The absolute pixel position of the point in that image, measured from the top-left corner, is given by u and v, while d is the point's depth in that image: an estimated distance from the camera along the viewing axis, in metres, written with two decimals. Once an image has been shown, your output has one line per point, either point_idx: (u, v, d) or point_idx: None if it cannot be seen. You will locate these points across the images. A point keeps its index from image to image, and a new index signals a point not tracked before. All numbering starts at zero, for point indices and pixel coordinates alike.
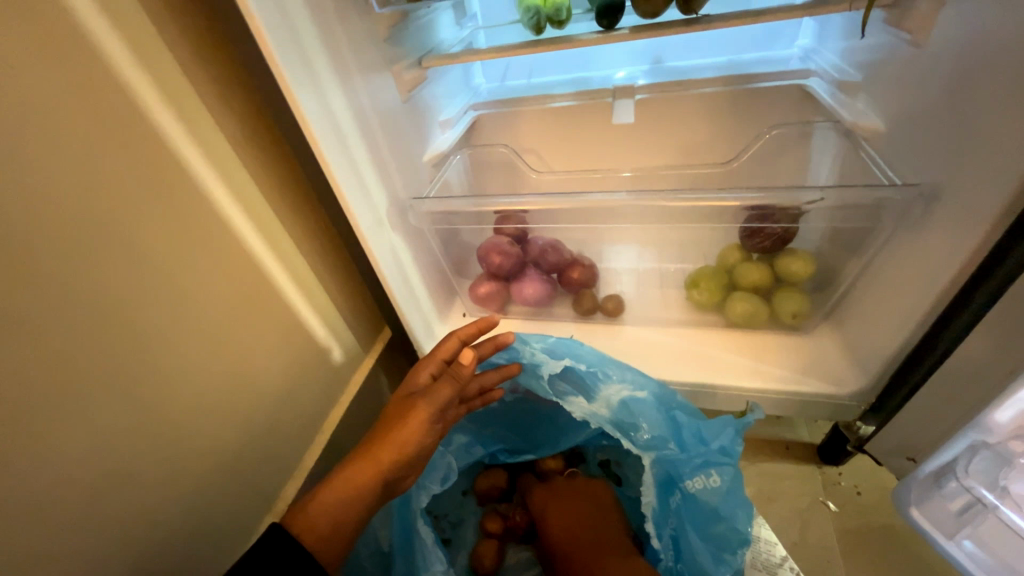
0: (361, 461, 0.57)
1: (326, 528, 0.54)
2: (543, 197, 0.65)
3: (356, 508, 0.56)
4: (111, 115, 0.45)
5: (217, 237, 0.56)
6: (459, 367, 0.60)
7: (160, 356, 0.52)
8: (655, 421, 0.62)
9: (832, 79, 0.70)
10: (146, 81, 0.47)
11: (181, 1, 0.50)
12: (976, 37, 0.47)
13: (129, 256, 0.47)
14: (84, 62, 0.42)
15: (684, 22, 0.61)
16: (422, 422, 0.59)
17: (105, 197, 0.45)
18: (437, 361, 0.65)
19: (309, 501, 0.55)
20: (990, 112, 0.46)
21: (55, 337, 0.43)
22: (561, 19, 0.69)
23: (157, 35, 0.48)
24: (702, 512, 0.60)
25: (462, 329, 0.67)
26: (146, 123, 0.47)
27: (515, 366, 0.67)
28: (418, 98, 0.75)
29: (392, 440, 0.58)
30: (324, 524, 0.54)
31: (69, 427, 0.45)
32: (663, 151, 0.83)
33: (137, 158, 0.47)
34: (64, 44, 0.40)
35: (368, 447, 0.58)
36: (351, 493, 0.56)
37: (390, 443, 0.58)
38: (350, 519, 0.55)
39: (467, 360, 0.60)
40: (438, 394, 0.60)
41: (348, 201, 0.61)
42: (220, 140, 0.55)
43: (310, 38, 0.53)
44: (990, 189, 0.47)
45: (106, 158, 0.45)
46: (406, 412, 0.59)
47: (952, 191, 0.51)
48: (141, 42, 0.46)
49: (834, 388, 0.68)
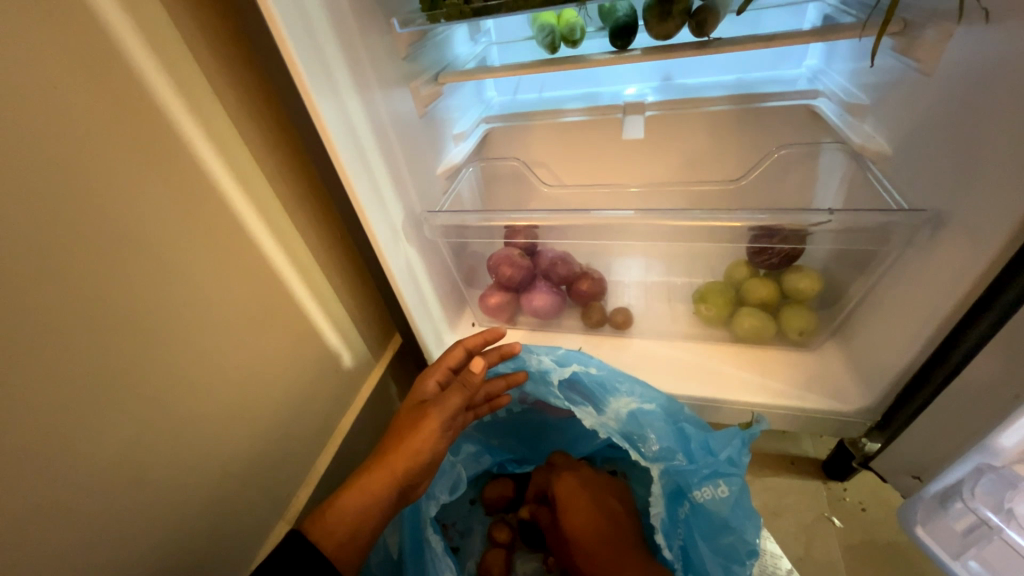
0: (375, 469, 0.58)
1: (345, 533, 0.55)
2: (555, 212, 0.66)
3: (372, 514, 0.57)
4: (144, 131, 0.47)
5: (237, 248, 0.58)
6: (469, 375, 0.62)
7: (180, 363, 0.53)
8: (663, 433, 0.63)
9: (839, 101, 0.71)
10: (176, 98, 0.49)
11: (210, 23, 0.52)
12: (981, 67, 0.48)
13: (157, 265, 0.50)
14: (118, 83, 0.44)
15: (695, 46, 0.62)
16: (433, 429, 0.60)
17: (134, 211, 0.47)
18: (444, 370, 0.67)
19: (327, 508, 0.56)
20: (994, 140, 0.48)
21: (81, 345, 0.44)
22: (575, 38, 0.70)
23: (188, 56, 0.50)
24: (710, 522, 0.61)
25: (467, 339, 0.69)
26: (176, 138, 0.50)
27: (521, 374, 0.68)
28: (434, 113, 0.77)
29: (405, 449, 0.59)
30: (343, 530, 0.55)
31: (92, 432, 0.46)
32: (673, 168, 0.84)
33: (165, 172, 0.49)
34: (103, 65, 0.43)
35: (381, 455, 0.59)
36: (367, 501, 0.57)
37: (403, 451, 0.59)
38: (366, 526, 0.56)
39: (479, 368, 0.61)
40: (448, 402, 0.61)
41: (367, 215, 0.63)
42: (242, 155, 0.57)
43: (333, 58, 0.55)
44: (996, 215, 0.48)
45: (138, 172, 0.47)
46: (419, 420, 0.61)
47: (959, 215, 0.52)
48: (170, 62, 0.48)
49: (840, 404, 0.69)
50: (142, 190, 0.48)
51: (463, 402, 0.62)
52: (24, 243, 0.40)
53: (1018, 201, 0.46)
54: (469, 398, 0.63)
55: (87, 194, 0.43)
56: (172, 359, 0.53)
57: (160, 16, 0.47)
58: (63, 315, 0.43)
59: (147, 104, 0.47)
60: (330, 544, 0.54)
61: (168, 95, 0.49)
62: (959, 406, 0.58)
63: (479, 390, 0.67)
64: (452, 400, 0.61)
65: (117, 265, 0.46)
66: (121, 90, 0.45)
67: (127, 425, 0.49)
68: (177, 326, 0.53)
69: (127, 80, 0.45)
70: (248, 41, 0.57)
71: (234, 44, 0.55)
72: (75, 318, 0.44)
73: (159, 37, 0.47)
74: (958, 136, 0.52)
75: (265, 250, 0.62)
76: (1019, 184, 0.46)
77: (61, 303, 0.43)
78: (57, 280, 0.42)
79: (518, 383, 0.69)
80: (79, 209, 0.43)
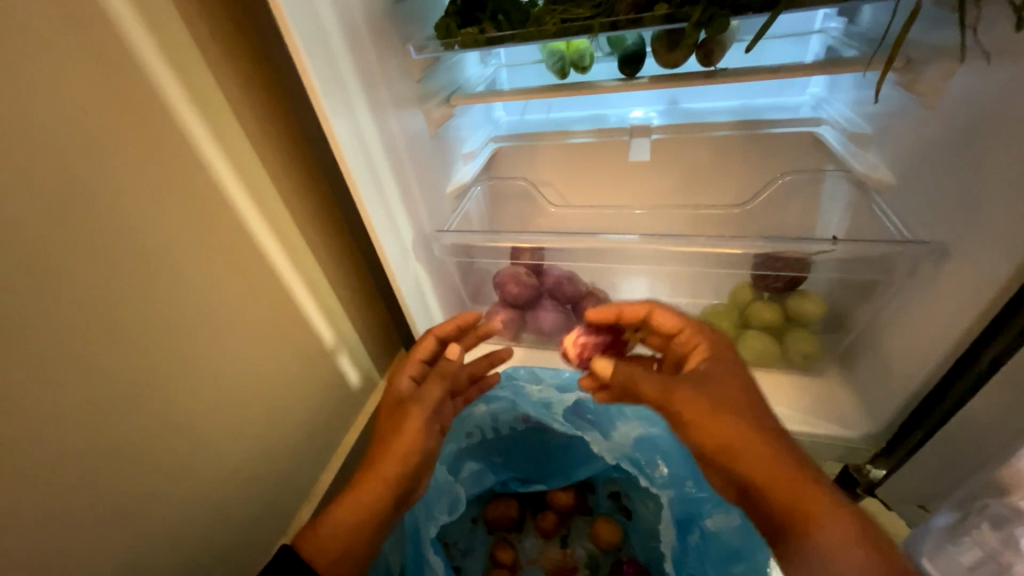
0: (365, 484, 0.57)
1: (338, 549, 0.55)
2: (560, 234, 0.68)
3: (366, 525, 0.56)
4: (163, 156, 0.49)
5: (247, 265, 0.59)
6: (445, 364, 0.62)
7: (185, 380, 0.54)
8: (672, 460, 0.64)
9: (842, 129, 0.73)
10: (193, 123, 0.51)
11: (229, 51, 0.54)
12: (986, 104, 0.49)
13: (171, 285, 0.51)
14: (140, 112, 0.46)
15: (703, 77, 0.63)
16: (415, 427, 0.59)
17: (150, 232, 0.48)
18: (417, 363, 0.67)
19: (319, 522, 0.55)
20: (997, 175, 0.49)
21: (88, 363, 0.45)
22: (584, 64, 0.72)
23: (207, 84, 0.52)
24: (720, 553, 0.59)
25: (438, 327, 0.68)
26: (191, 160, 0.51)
27: (502, 349, 0.66)
28: (444, 133, 0.78)
29: (391, 453, 0.58)
30: (336, 546, 0.55)
31: (95, 448, 0.47)
32: (678, 191, 0.85)
33: (181, 195, 0.51)
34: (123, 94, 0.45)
35: (369, 464, 0.58)
36: (359, 512, 0.56)
37: (390, 457, 0.58)
38: (362, 538, 0.56)
39: (455, 355, 0.63)
40: (427, 396, 0.61)
41: (376, 232, 0.64)
42: (255, 176, 0.58)
43: (348, 82, 0.56)
44: (994, 252, 0.50)
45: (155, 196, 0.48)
46: (400, 420, 0.60)
47: (960, 249, 0.54)
48: (184, 88, 0.49)
49: (845, 430, 0.69)
50: (155, 212, 0.49)
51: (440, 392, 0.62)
52: (36, 265, 0.41)
53: (1016, 243, 0.48)
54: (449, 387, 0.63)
55: (100, 216, 0.44)
56: (179, 375, 0.53)
57: (182, 43, 0.49)
58: (72, 335, 0.44)
59: (162, 129, 0.48)
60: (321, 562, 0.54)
61: (184, 120, 0.50)
62: (976, 430, 0.58)
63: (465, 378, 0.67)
64: (431, 392, 0.61)
65: (128, 284, 0.47)
66: (137, 117, 0.46)
67: (129, 441, 0.49)
68: (185, 343, 0.53)
69: (143, 108, 0.46)
70: (262, 64, 0.58)
71: (248, 69, 0.56)
72: (83, 336, 0.44)
73: (180, 67, 0.49)
74: (961, 170, 0.53)
75: (275, 268, 0.63)
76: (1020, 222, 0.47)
77: (71, 323, 0.44)
78: (67, 300, 0.43)
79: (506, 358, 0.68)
80: (92, 231, 0.44)
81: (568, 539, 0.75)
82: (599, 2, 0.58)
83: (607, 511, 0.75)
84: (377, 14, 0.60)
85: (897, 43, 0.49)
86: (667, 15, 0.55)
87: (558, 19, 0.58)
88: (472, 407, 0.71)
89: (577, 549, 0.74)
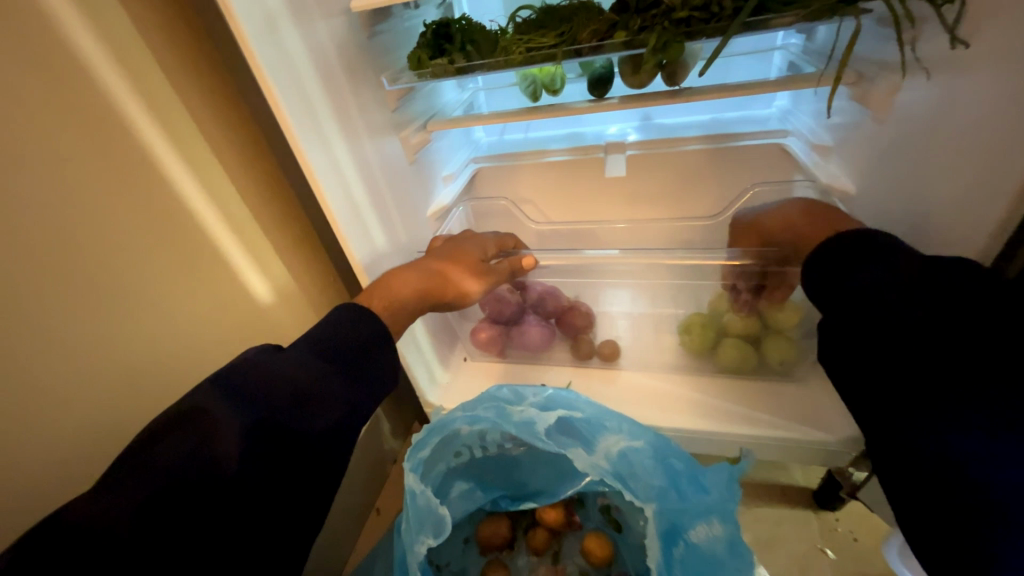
0: (371, 301, 0.59)
1: (382, 306, 0.59)
2: (553, 253, 0.71)
3: (406, 310, 0.61)
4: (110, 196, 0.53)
5: (222, 289, 0.66)
6: (497, 271, 0.69)
7: (163, 396, 0.60)
8: (653, 472, 0.63)
9: (807, 141, 0.75)
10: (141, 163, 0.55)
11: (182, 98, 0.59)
12: (941, 111, 0.53)
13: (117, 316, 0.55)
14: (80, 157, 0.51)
15: (668, 96, 0.66)
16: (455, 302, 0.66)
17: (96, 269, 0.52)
18: (468, 237, 0.71)
19: (371, 291, 0.60)
20: (948, 177, 0.55)
21: (74, 380, 0.52)
22: (556, 87, 0.74)
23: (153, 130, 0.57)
24: (707, 563, 0.60)
25: (496, 239, 0.72)
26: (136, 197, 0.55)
27: (530, 260, 0.70)
28: (423, 157, 0.80)
29: (432, 296, 0.63)
30: (379, 304, 0.59)
31: (82, 455, 0.54)
32: (654, 205, 0.88)
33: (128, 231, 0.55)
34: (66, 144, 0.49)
35: (414, 264, 0.63)
36: (397, 311, 0.60)
37: (402, 281, 0.61)
38: (397, 325, 0.59)
39: (522, 263, 0.70)
40: (472, 288, 0.66)
41: (355, 255, 0.65)
42: (232, 208, 0.66)
43: (322, 114, 0.58)
44: (977, 211, 0.55)
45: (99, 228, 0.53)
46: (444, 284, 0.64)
47: (937, 219, 0.57)
48: (162, 134, 0.58)
49: (825, 435, 0.69)
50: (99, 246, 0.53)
51: (476, 257, 0.68)
52: (23, 299, 0.48)
53: (999, 187, 0.52)
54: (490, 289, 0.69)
55: (82, 253, 0.52)
56: (159, 391, 0.60)
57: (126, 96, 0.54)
58: (61, 356, 0.51)
59: (142, 173, 0.57)
60: (349, 397, 0.49)
61: (161, 163, 0.58)
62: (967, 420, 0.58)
63: (493, 257, 0.71)
64: (474, 286, 0.66)
65: (107, 311, 0.54)
66: (114, 163, 0.54)
67: (111, 449, 0.56)
68: (159, 364, 0.60)
69: (122, 156, 0.55)
70: (240, 111, 0.66)
71: (223, 113, 0.64)
72: (69, 358, 0.52)
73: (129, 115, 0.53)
74: (931, 169, 0.55)
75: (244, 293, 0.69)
76: (1004, 168, 0.51)
77: (58, 347, 0.51)
78: (52, 327, 0.50)
79: (529, 269, 0.71)
80: (75, 267, 0.52)
81: (560, 556, 0.75)
82: (563, 31, 0.61)
83: (597, 525, 0.75)
84: (350, 49, 0.62)
85: (846, 58, 0.51)
86: (626, 42, 0.57)
87: (524, 48, 0.61)
88: (452, 422, 0.68)
89: (569, 565, 0.74)
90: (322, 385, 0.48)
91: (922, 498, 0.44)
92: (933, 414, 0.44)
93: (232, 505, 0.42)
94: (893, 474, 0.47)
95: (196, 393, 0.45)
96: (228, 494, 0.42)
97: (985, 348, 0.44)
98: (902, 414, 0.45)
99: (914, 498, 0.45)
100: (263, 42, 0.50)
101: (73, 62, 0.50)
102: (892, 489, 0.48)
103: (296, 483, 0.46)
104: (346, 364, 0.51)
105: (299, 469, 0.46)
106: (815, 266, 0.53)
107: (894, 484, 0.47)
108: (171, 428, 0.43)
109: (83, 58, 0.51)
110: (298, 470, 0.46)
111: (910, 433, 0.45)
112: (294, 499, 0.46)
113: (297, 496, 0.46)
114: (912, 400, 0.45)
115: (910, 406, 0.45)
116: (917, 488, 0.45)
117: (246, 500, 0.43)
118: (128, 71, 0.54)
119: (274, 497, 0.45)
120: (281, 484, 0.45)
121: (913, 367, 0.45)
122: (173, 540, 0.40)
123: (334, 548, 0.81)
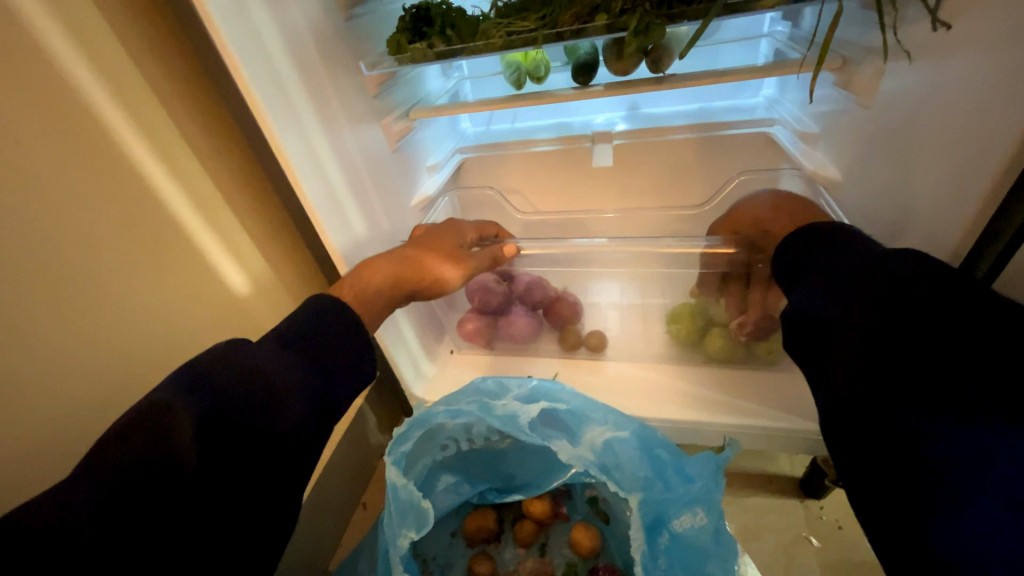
0: (343, 291, 0.59)
1: (352, 294, 0.58)
2: (539, 242, 0.71)
3: (381, 299, 0.60)
4: (75, 182, 0.52)
5: (199, 283, 0.65)
6: (478, 258, 0.67)
7: (138, 390, 0.59)
8: (637, 463, 0.63)
9: (794, 129, 0.75)
10: (107, 149, 0.54)
11: (145, 83, 0.57)
12: (926, 94, 0.52)
13: (84, 306, 0.53)
14: (46, 142, 0.49)
15: (653, 81, 0.65)
16: (431, 291, 0.64)
17: (58, 258, 0.51)
18: (451, 225, 0.70)
19: (348, 279, 0.60)
20: (934, 162, 0.54)
21: (45, 377, 0.51)
22: (540, 74, 0.72)
23: (122, 116, 0.55)
24: (689, 553, 0.60)
25: (483, 228, 0.72)
26: (102, 184, 0.54)
27: (510, 248, 0.69)
28: (407, 146, 0.79)
29: (407, 284, 0.62)
30: (350, 293, 0.58)
31: (55, 454, 0.53)
32: (641, 194, 0.88)
33: (92, 219, 0.53)
34: (27, 130, 0.48)
35: (394, 253, 0.63)
36: (370, 301, 0.59)
37: (373, 270, 0.60)
38: (370, 314, 0.59)
39: (506, 253, 0.69)
40: (448, 277, 0.64)
41: (332, 243, 0.63)
42: (207, 197, 0.65)
43: (297, 99, 0.57)
44: (957, 201, 0.53)
45: (63, 216, 0.51)
46: (420, 273, 0.62)
47: (917, 209, 0.57)
48: (130, 120, 0.56)
49: (808, 423, 0.70)
50: (65, 234, 0.51)
51: (454, 243, 0.66)
52: None
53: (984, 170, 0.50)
54: (467, 278, 0.66)
55: (50, 245, 0.50)
56: (134, 386, 0.59)
57: (90, 81, 0.52)
58: (29, 352, 0.49)
59: (110, 160, 0.54)
60: (319, 389, 0.49)
61: (131, 151, 0.56)
62: None
63: (473, 243, 0.70)
64: (450, 275, 0.64)
65: (78, 304, 0.53)
66: (81, 150, 0.52)
67: (87, 448, 0.55)
68: (134, 358, 0.58)
69: (89, 143, 0.52)
70: (213, 99, 0.65)
71: (196, 101, 0.63)
72: (37, 354, 0.50)
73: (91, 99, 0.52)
74: (914, 157, 0.56)
75: (221, 285, 0.67)
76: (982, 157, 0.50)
77: (25, 342, 0.49)
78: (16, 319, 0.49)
79: (511, 257, 0.70)
80: (43, 258, 0.50)
81: (547, 548, 0.75)
82: (544, 14, 0.59)
83: (585, 516, 0.75)
84: (326, 31, 0.61)
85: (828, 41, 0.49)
86: (608, 25, 0.56)
87: (505, 32, 0.60)
88: (434, 416, 0.66)
89: (556, 557, 0.74)
90: (289, 378, 0.47)
91: (890, 492, 0.39)
92: (907, 402, 0.39)
93: (196, 500, 0.41)
94: (850, 458, 0.42)
95: (159, 394, 0.44)
96: (191, 490, 0.41)
97: (952, 329, 0.39)
98: (876, 404, 0.40)
99: (879, 495, 0.40)
100: (232, 21, 0.49)
101: (36, 46, 0.48)
102: (850, 483, 0.42)
103: (264, 476, 0.45)
104: (315, 358, 0.50)
105: (264, 462, 0.45)
106: (789, 261, 0.53)
107: (855, 477, 0.42)
108: (132, 428, 0.42)
109: (44, 40, 0.48)
110: (266, 464, 0.45)
111: (880, 421, 0.40)
112: (260, 495, 0.45)
113: (265, 490, 0.45)
114: (889, 386, 0.40)
115: (877, 392, 0.40)
116: (884, 481, 0.40)
117: (209, 497, 0.42)
118: (93, 54, 0.52)
119: (241, 493, 0.44)
120: (248, 477, 0.44)
121: (893, 359, 0.40)
122: (132, 541, 0.39)
123: (319, 544, 0.80)
